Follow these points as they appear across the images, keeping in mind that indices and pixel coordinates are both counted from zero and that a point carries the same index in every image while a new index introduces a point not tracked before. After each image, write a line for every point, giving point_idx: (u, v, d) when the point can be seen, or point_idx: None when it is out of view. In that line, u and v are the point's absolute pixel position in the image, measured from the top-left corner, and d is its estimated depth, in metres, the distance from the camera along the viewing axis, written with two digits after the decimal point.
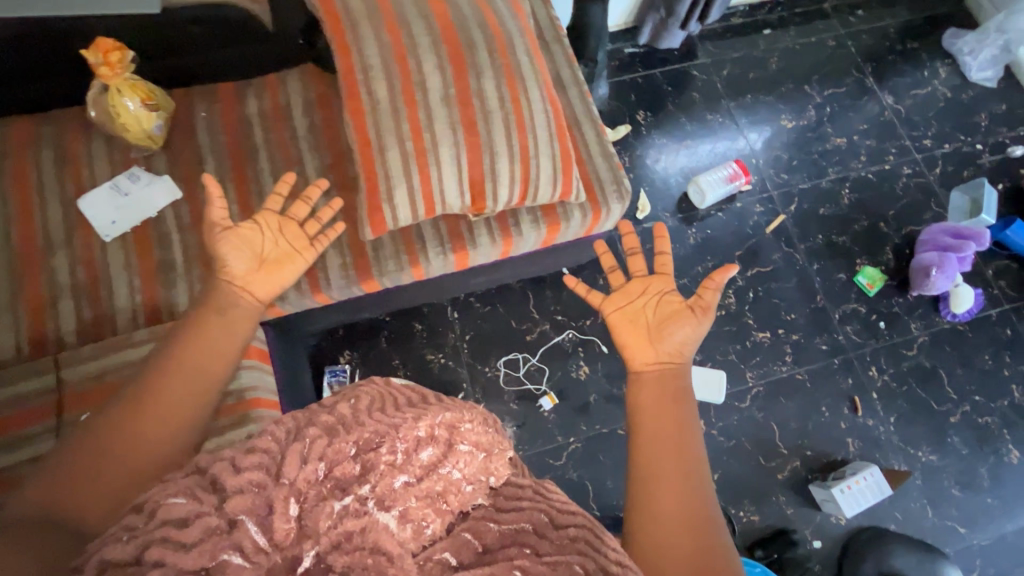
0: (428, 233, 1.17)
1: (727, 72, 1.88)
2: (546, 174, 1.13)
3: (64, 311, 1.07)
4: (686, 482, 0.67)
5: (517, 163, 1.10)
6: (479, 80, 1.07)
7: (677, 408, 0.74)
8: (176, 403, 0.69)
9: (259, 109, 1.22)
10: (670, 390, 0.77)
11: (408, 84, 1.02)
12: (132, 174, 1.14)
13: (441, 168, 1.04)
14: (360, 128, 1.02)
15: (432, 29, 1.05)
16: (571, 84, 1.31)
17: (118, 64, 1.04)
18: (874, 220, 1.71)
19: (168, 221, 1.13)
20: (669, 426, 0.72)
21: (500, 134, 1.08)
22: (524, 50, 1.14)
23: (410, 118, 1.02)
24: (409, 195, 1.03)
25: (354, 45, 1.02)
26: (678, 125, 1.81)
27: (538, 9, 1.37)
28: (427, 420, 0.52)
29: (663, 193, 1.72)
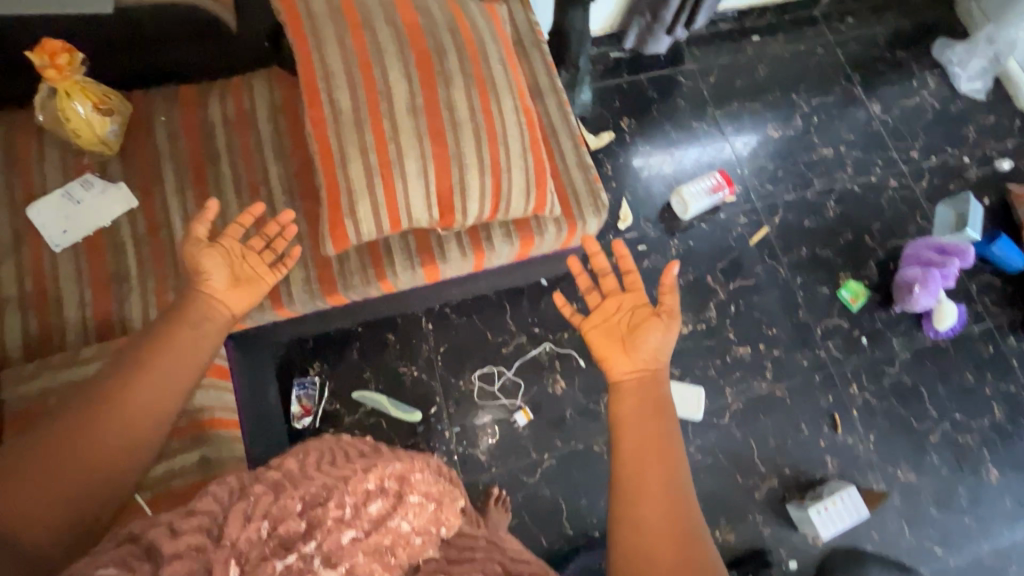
0: (397, 248, 1.13)
1: (714, 79, 1.84)
2: (519, 187, 1.09)
3: (9, 325, 1.02)
4: (671, 497, 0.66)
5: (488, 176, 1.05)
6: (449, 89, 1.02)
7: (658, 419, 0.73)
8: (132, 421, 0.68)
9: (222, 114, 1.17)
10: (650, 402, 0.75)
11: (373, 93, 0.98)
12: (85, 181, 1.09)
13: (407, 182, 1.00)
14: (322, 139, 0.97)
15: (400, 35, 1.01)
16: (549, 92, 1.26)
17: (67, 67, 0.98)
18: (859, 233, 1.68)
19: (122, 231, 1.08)
20: (652, 443, 0.70)
21: (470, 146, 1.03)
22: (497, 58, 1.10)
23: (374, 129, 0.98)
24: (373, 209, 0.99)
25: (317, 51, 0.98)
26: (662, 132, 1.78)
27: (516, 13, 1.32)
28: (376, 476, 0.62)
29: (646, 202, 1.68)
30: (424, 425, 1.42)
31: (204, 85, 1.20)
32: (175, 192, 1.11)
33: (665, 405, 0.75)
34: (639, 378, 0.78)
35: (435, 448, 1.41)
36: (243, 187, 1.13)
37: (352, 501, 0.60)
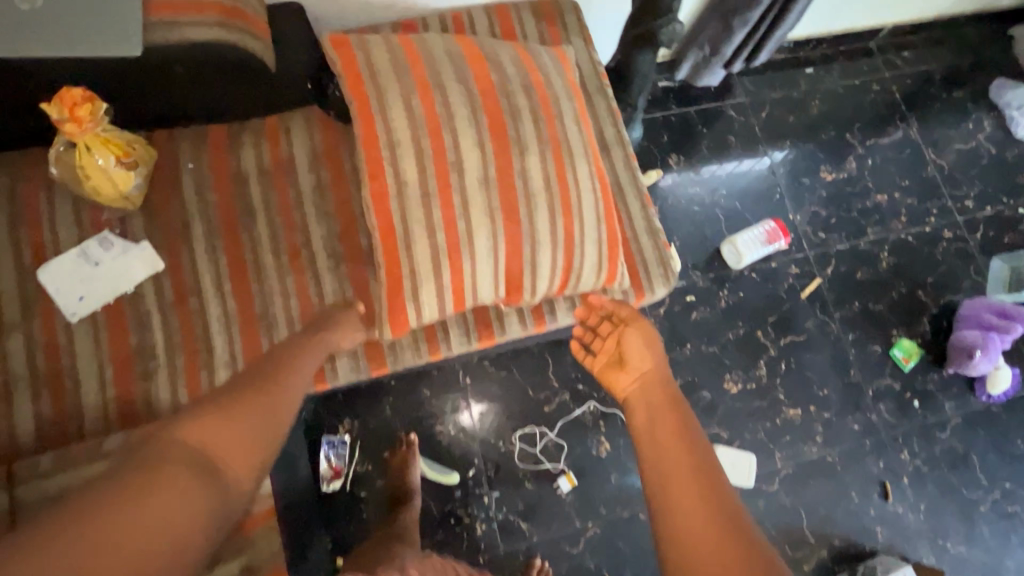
0: (453, 323, 1.02)
1: (766, 115, 1.75)
2: (592, 261, 0.98)
3: (18, 408, 0.90)
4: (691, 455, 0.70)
5: (561, 251, 0.95)
6: (523, 157, 0.92)
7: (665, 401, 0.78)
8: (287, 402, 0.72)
9: (258, 163, 1.05)
10: (657, 391, 0.81)
11: (442, 164, 0.88)
12: (103, 240, 0.97)
13: (476, 261, 0.90)
14: (383, 213, 0.87)
15: (471, 96, 0.90)
16: (615, 145, 1.16)
17: (89, 118, 0.86)
18: (912, 287, 1.62)
19: (146, 298, 0.96)
20: (667, 422, 0.74)
21: (542, 221, 0.93)
22: (572, 115, 0.98)
23: (442, 205, 0.88)
24: (436, 291, 0.89)
25: (381, 116, 0.87)
26: (711, 171, 1.68)
27: (580, 55, 1.22)
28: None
29: (695, 247, 1.59)
30: (462, 490, 1.33)
31: (235, 126, 1.07)
32: (207, 253, 1.00)
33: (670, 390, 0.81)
34: (644, 376, 0.84)
35: (475, 515, 1.32)
36: (282, 249, 1.02)
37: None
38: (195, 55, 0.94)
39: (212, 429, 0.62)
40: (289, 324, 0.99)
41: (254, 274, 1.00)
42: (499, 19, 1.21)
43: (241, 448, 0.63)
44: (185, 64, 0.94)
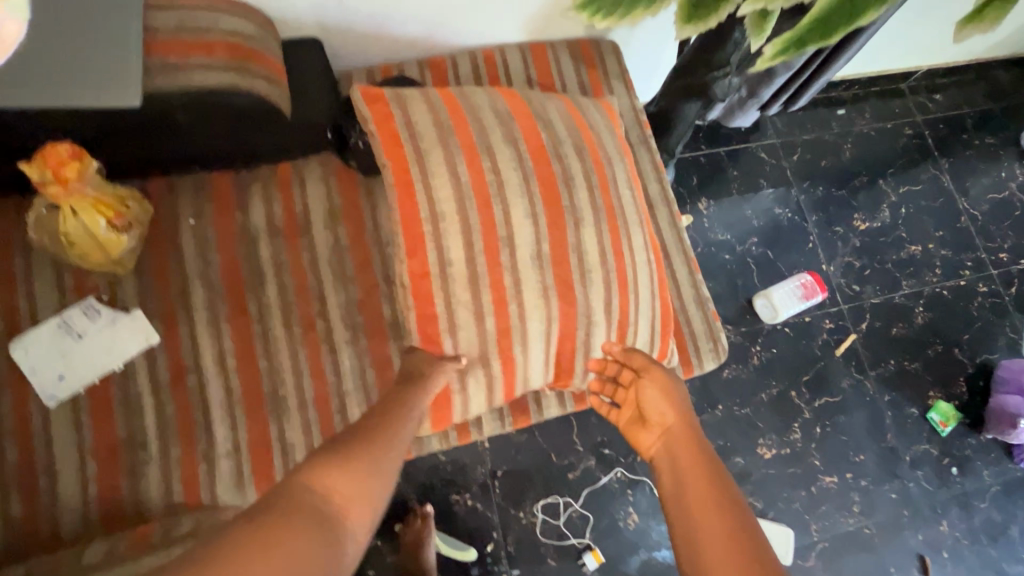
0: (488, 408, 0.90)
1: (798, 158, 1.67)
2: (646, 339, 0.89)
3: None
4: (728, 512, 0.58)
5: (615, 333, 0.85)
6: (579, 230, 0.81)
7: (691, 453, 0.66)
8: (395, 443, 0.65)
9: (268, 219, 0.93)
10: (684, 438, 0.69)
11: (493, 239, 0.78)
12: (87, 308, 0.84)
13: (528, 347, 0.80)
14: (423, 297, 0.77)
15: (520, 163, 0.80)
16: (660, 203, 1.07)
17: (75, 179, 0.74)
18: (948, 345, 1.55)
19: (137, 377, 0.84)
20: (692, 482, 0.62)
21: (598, 304, 0.82)
22: (626, 180, 0.89)
23: (492, 285, 0.78)
24: (483, 381, 0.80)
25: (423, 183, 0.77)
26: (742, 216, 1.59)
27: (621, 99, 1.12)
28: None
29: (726, 299, 1.50)
30: (480, 567, 1.23)
31: (242, 175, 0.95)
32: (208, 325, 0.87)
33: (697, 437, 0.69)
34: (667, 423, 0.72)
35: None
36: (295, 319, 0.90)
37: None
38: (202, 102, 0.81)
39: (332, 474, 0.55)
40: (301, 409, 0.87)
41: (262, 348, 0.88)
42: (536, 59, 1.11)
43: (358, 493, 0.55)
44: (189, 111, 0.82)
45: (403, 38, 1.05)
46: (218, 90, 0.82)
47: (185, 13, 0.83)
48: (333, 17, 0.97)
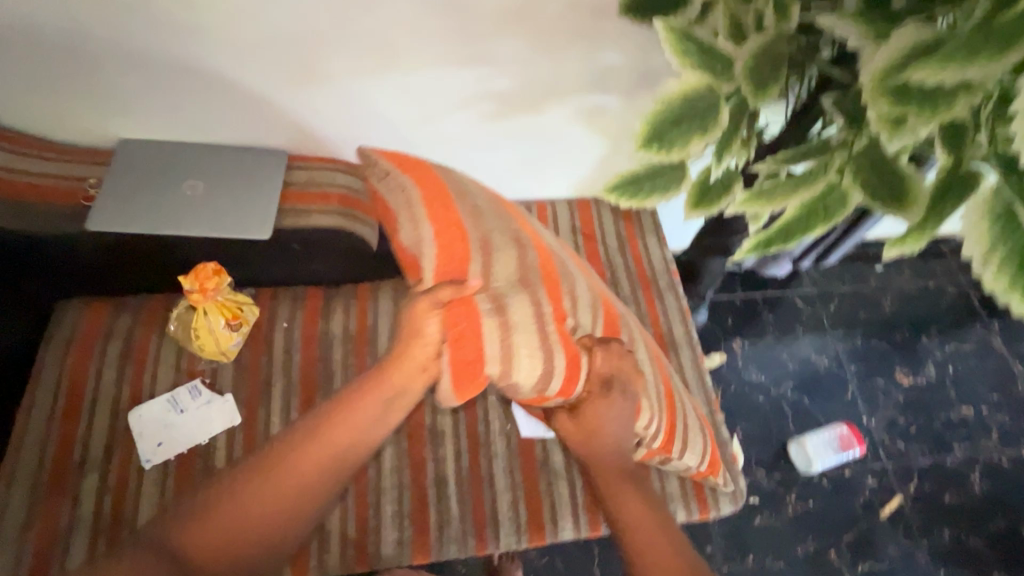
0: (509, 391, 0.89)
1: (835, 308, 1.73)
2: (691, 449, 0.94)
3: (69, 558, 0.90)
4: (663, 535, 0.82)
5: (657, 368, 0.94)
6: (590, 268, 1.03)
7: (621, 484, 0.87)
8: (289, 482, 0.83)
9: (344, 328, 1.13)
10: (603, 468, 0.88)
11: (520, 213, 0.95)
12: (193, 388, 1.04)
13: (575, 297, 0.87)
14: (450, 238, 0.78)
15: (573, 266, 0.92)
16: (684, 344, 1.19)
17: (212, 289, 0.99)
18: (1014, 522, 1.44)
19: (217, 451, 1.00)
20: (630, 497, 0.86)
21: (656, 413, 0.90)
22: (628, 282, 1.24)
23: (531, 233, 0.90)
24: (534, 329, 0.80)
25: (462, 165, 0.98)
26: (777, 360, 1.63)
27: (652, 249, 1.30)
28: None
29: (759, 442, 1.51)
30: None
31: (330, 292, 1.17)
32: (281, 413, 1.04)
33: (619, 464, 0.89)
34: (587, 455, 0.89)
35: None
36: None
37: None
38: (314, 237, 1.06)
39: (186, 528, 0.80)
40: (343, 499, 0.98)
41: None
42: (581, 211, 1.31)
43: (215, 543, 0.80)
44: (302, 242, 1.06)
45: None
46: (326, 229, 1.06)
47: (311, 171, 1.11)
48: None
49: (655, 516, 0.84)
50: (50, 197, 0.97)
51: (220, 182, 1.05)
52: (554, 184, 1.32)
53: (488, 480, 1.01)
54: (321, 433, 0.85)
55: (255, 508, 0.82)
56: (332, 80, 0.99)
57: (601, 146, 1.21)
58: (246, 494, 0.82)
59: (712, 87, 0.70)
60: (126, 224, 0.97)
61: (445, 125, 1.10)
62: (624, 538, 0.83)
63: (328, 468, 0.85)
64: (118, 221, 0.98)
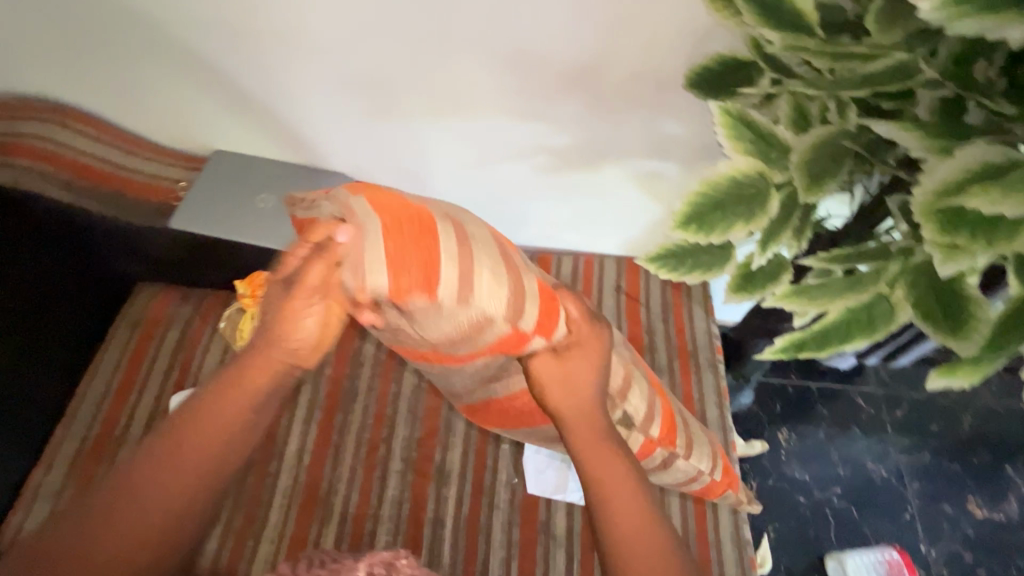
0: (431, 341, 0.76)
1: (903, 414, 1.56)
2: (696, 449, 0.93)
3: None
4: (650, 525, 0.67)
5: (640, 365, 0.93)
6: None
7: (598, 444, 0.71)
8: (156, 492, 0.64)
9: (375, 351, 1.16)
10: (585, 430, 0.72)
11: None
12: None
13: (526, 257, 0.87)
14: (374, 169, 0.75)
15: None
16: (716, 427, 1.12)
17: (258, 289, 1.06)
18: None
19: None
20: (609, 459, 0.70)
21: (642, 388, 0.87)
22: (664, 350, 1.20)
23: None
24: (495, 249, 0.74)
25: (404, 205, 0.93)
26: (827, 460, 1.49)
27: (697, 321, 1.25)
28: (368, 563, 0.75)
29: (792, 549, 1.38)
30: None
31: None
32: (302, 423, 1.08)
33: (604, 430, 0.72)
34: (562, 409, 0.73)
35: None
36: (364, 440, 1.06)
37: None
38: None
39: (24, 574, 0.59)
40: (342, 521, 0.99)
41: (332, 453, 1.05)
42: (628, 271, 1.29)
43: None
44: None
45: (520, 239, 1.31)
46: None
47: None
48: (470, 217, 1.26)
49: (643, 499, 0.69)
50: (147, 198, 1.10)
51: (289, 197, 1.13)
52: (603, 239, 1.30)
53: (485, 532, 0.99)
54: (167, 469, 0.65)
55: (112, 537, 0.62)
56: (401, 121, 1.05)
57: (655, 210, 1.19)
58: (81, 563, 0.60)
59: (763, 173, 0.68)
60: (200, 227, 1.06)
61: (502, 173, 1.13)
62: (605, 517, 0.67)
63: (205, 470, 0.67)
64: (195, 222, 1.07)
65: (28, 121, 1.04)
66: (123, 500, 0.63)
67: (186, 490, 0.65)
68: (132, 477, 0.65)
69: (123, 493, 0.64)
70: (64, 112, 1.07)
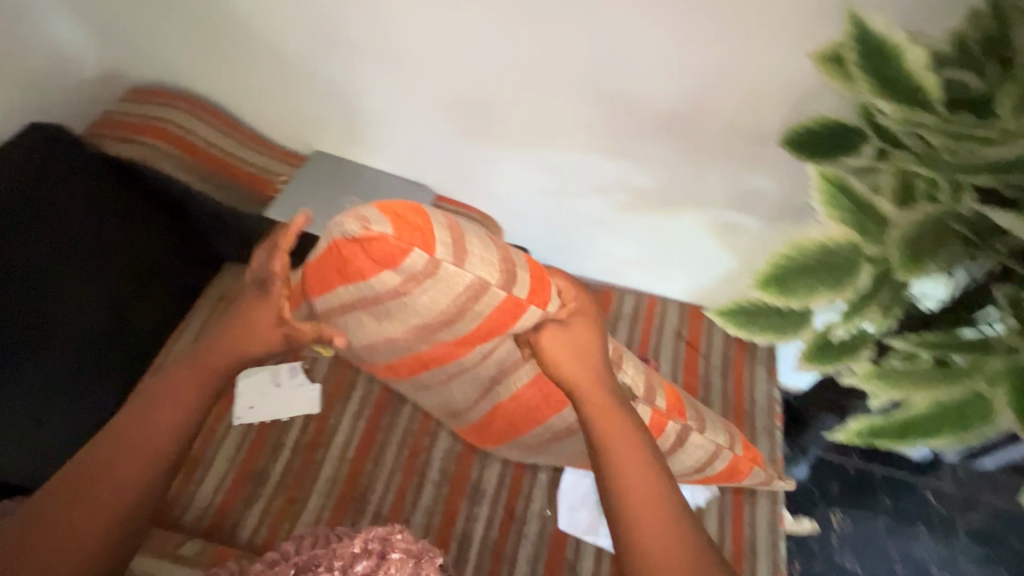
0: (423, 321, 0.73)
1: (979, 520, 1.41)
2: (710, 423, 0.94)
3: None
4: (663, 502, 0.62)
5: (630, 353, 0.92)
6: None
7: (610, 407, 0.69)
8: (132, 456, 0.65)
9: None
10: (597, 396, 0.70)
11: None
12: (293, 368, 1.16)
13: None
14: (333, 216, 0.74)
15: None
16: (764, 496, 1.06)
17: None
18: None
19: (291, 431, 1.10)
20: (620, 423, 0.68)
21: (632, 359, 0.89)
22: (719, 407, 1.17)
23: None
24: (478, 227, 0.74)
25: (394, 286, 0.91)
26: (884, 554, 1.37)
27: (758, 382, 1.21)
28: (363, 540, 0.72)
29: None
30: None
31: None
32: (352, 418, 1.12)
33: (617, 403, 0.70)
34: (570, 374, 0.72)
35: None
36: (406, 444, 1.09)
37: (341, 564, 0.69)
38: None
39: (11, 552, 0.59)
40: (374, 520, 1.01)
41: (375, 451, 1.09)
42: (691, 320, 1.27)
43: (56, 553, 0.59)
44: None
45: (584, 271, 1.32)
46: None
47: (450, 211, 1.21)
48: (540, 244, 1.28)
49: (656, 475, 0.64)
50: (249, 186, 1.19)
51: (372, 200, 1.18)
52: (670, 283, 1.28)
53: (511, 559, 0.98)
54: (108, 464, 0.64)
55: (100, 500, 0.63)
56: (489, 144, 1.09)
57: (728, 262, 1.16)
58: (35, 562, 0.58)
59: (856, 245, 0.66)
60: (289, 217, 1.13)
61: (580, 206, 1.15)
62: (618, 481, 0.63)
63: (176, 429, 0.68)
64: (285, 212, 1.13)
65: (165, 108, 1.16)
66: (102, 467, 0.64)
67: (161, 449, 0.67)
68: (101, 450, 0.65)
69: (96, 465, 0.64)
70: (193, 102, 1.19)
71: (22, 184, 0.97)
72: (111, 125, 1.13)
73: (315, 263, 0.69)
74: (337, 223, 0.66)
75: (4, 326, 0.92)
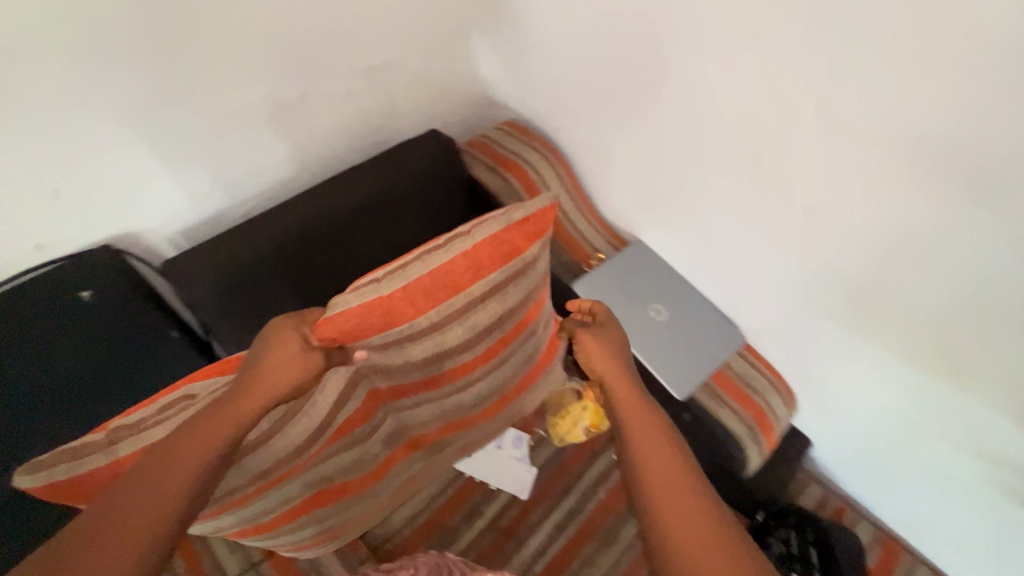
0: (524, 286, 0.82)
1: None
2: (715, 400, 1.04)
3: (190, 528, 0.74)
4: (683, 478, 0.57)
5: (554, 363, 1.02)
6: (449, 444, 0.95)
7: (630, 404, 0.68)
8: (208, 434, 0.56)
9: None
10: (621, 391, 0.70)
11: (347, 423, 0.77)
12: (518, 437, 1.08)
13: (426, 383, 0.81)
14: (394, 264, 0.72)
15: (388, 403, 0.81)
16: None
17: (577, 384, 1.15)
18: None
19: (492, 503, 1.04)
20: (638, 419, 0.65)
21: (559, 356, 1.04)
22: None
23: (357, 413, 0.77)
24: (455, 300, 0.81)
25: (327, 412, 0.73)
26: None
27: None
28: None
29: None
30: None
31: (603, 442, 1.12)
32: (553, 528, 1.04)
33: (636, 390, 0.71)
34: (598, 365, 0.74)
35: None
36: None
37: None
38: (717, 433, 1.00)
39: (101, 517, 0.48)
40: None
41: (580, 557, 1.02)
42: None
43: (151, 510, 0.49)
44: (692, 416, 1.02)
45: (850, 485, 1.18)
46: (730, 442, 1.00)
47: (751, 371, 1.10)
48: (828, 433, 1.14)
49: (675, 461, 0.59)
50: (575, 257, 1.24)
51: (680, 326, 1.10)
52: (964, 563, 1.08)
53: None
54: (188, 443, 0.55)
55: (185, 465, 0.53)
56: (849, 330, 0.98)
57: None
58: (126, 514, 0.48)
59: None
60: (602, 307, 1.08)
61: (912, 436, 0.99)
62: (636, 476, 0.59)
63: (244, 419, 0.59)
64: (600, 297, 1.10)
65: (530, 149, 1.23)
66: (181, 448, 0.54)
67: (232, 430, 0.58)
68: (179, 436, 0.56)
69: (180, 443, 0.55)
70: (552, 151, 1.25)
71: (346, 183, 1.05)
72: (487, 152, 1.22)
73: (469, 252, 0.73)
74: (495, 218, 0.76)
75: (280, 290, 0.96)
